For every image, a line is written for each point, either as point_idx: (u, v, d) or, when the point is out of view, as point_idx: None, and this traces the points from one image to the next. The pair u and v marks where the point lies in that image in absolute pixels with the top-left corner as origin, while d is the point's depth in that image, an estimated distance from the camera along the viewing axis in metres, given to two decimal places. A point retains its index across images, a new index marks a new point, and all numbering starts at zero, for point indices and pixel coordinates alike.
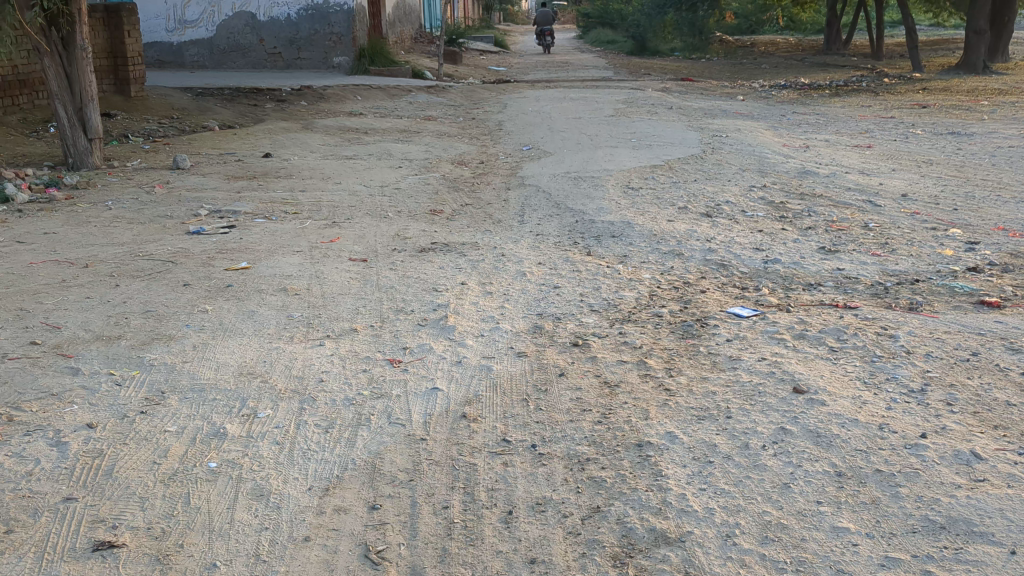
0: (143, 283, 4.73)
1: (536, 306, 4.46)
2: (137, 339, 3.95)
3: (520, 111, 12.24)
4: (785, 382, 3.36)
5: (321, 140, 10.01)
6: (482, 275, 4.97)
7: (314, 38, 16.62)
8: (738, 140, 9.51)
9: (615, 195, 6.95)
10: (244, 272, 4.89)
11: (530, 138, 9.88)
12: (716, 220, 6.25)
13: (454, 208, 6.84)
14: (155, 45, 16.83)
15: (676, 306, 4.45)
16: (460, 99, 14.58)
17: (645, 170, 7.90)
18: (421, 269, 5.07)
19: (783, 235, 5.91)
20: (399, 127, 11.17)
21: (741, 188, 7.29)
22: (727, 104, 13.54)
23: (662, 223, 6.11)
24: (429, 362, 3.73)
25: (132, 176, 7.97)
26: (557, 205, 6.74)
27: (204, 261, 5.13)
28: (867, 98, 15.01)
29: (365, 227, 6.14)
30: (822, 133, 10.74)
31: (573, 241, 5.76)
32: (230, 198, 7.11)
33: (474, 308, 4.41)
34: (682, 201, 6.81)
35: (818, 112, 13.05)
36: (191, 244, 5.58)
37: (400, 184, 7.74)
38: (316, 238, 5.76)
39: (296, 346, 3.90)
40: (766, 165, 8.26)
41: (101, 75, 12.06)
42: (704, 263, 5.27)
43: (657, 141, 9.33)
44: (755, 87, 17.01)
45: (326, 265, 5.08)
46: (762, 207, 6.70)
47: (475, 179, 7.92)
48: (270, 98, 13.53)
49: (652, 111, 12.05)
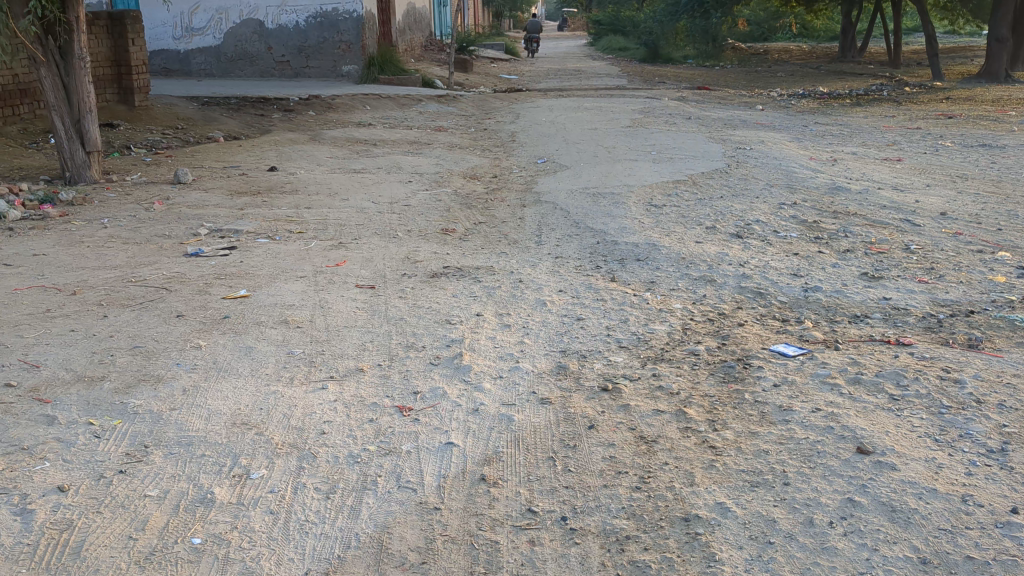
0: (134, 314, 4.37)
1: (559, 341, 4.09)
2: (122, 381, 3.59)
3: (534, 122, 11.89)
4: (846, 441, 2.98)
5: (329, 152, 9.66)
6: (498, 305, 4.60)
7: (323, 46, 16.30)
8: (763, 153, 9.13)
9: (638, 213, 6.57)
10: (243, 301, 4.53)
11: (546, 151, 9.52)
12: (747, 242, 5.87)
13: (468, 227, 6.48)
14: (161, 53, 16.57)
15: (712, 343, 4.07)
16: (472, 108, 14.23)
17: (668, 185, 7.52)
18: (433, 297, 4.70)
19: (821, 259, 5.51)
20: (408, 138, 10.82)
21: (770, 206, 6.92)
22: (748, 114, 13.16)
23: (690, 246, 5.72)
24: (443, 409, 3.35)
25: (131, 191, 7.63)
26: (576, 224, 6.37)
27: (200, 288, 4.77)
28: (890, 108, 14.59)
29: (373, 248, 5.79)
30: (848, 145, 10.35)
31: (595, 265, 5.39)
32: (232, 216, 6.76)
33: (491, 343, 4.03)
34: (708, 220, 6.43)
35: (842, 122, 12.64)
36: (188, 268, 5.22)
37: (410, 200, 7.38)
38: (321, 261, 5.40)
39: (296, 390, 3.53)
40: (794, 180, 7.87)
41: (105, 83, 11.75)
42: (739, 291, 4.89)
43: (679, 154, 8.95)
44: (774, 96, 16.62)
45: (331, 293, 4.71)
46: (794, 227, 6.32)
47: (489, 195, 7.56)
48: (278, 108, 13.21)
49: (671, 122, 11.68)
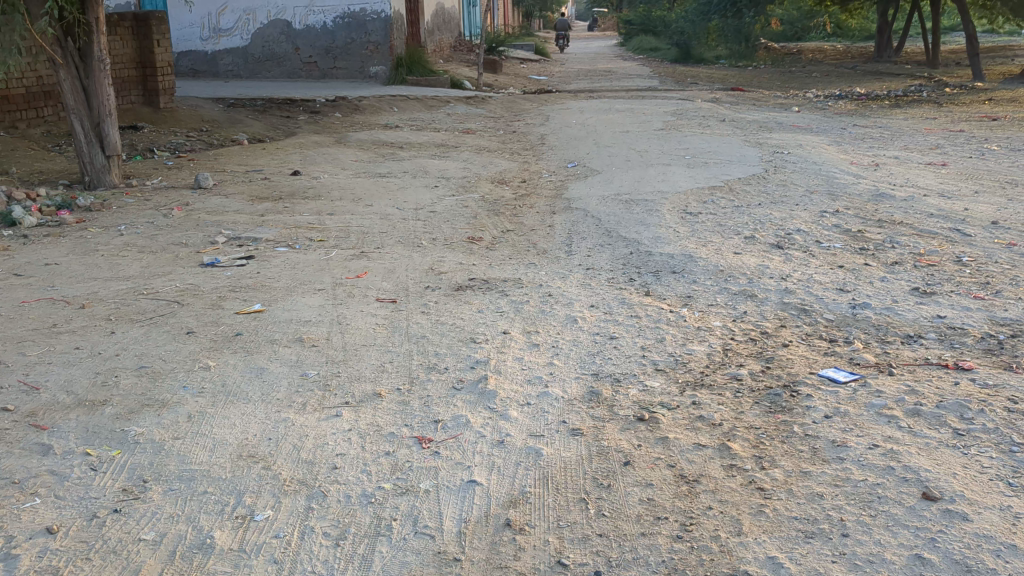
0: (143, 330, 4.16)
1: (591, 363, 3.82)
2: (125, 406, 3.38)
3: (564, 124, 11.62)
4: (910, 484, 2.69)
5: (353, 156, 9.45)
6: (526, 322, 4.34)
7: (350, 47, 16.08)
8: (802, 157, 8.80)
9: (673, 221, 6.29)
10: (257, 317, 4.31)
11: (575, 154, 9.25)
12: (788, 253, 5.56)
13: (495, 235, 6.23)
14: (189, 54, 16.52)
15: (756, 366, 3.79)
16: (501, 110, 13.99)
17: (703, 191, 7.22)
18: (457, 313, 4.44)
19: (868, 272, 5.20)
20: (435, 141, 10.59)
21: (811, 214, 6.61)
22: (784, 116, 12.80)
23: (729, 257, 5.43)
24: (465, 441, 3.09)
25: (150, 196, 7.45)
26: (608, 232, 6.11)
27: (213, 302, 4.56)
28: (931, 110, 14.15)
29: (396, 258, 5.55)
30: (889, 149, 9.98)
31: (628, 277, 5.11)
32: (252, 223, 6.56)
33: (518, 365, 3.77)
34: (746, 229, 6.13)
35: (882, 124, 12.26)
36: (203, 279, 5.02)
37: (435, 206, 7.14)
38: (341, 272, 5.16)
39: (307, 417, 3.29)
40: (835, 186, 7.54)
41: (130, 85, 11.64)
42: (782, 307, 4.59)
43: (714, 158, 8.64)
44: (810, 97, 16.24)
45: (350, 307, 4.48)
46: (838, 237, 6.00)
47: (517, 201, 7.30)
48: (304, 109, 13.04)
49: (705, 124, 11.36)
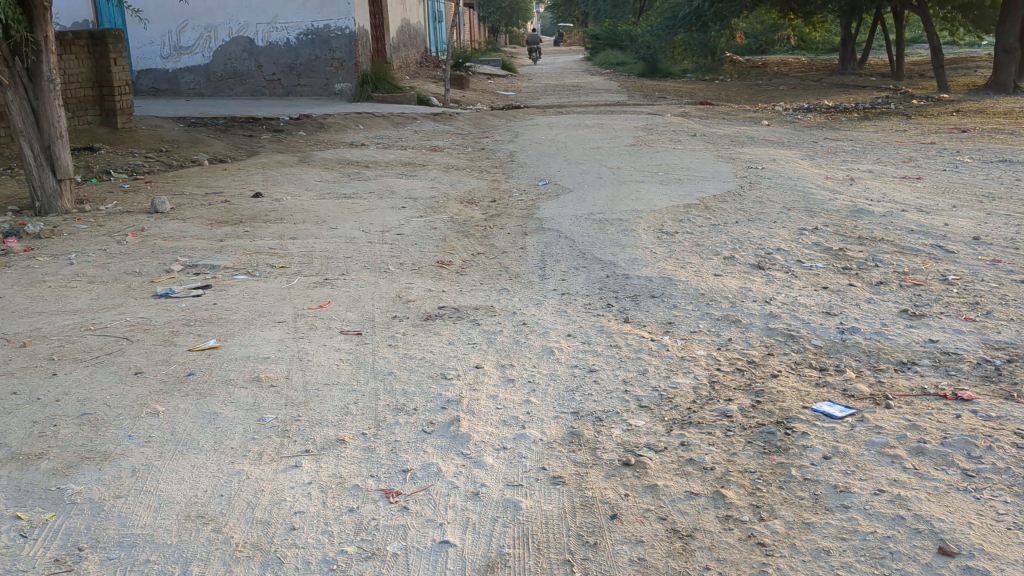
0: (87, 371, 3.86)
1: (570, 399, 3.57)
2: (63, 459, 3.08)
3: (533, 141, 11.42)
4: (924, 537, 2.47)
5: (318, 176, 9.17)
6: (500, 354, 4.08)
7: (314, 64, 15.75)
8: (777, 172, 8.64)
9: (649, 241, 6.07)
10: (211, 354, 4.02)
11: (546, 172, 9.04)
12: (770, 274, 5.37)
13: (465, 258, 5.98)
14: (149, 72, 16.17)
15: (746, 401, 3.56)
16: (469, 127, 13.78)
17: (679, 209, 7.02)
18: (426, 345, 4.18)
19: (853, 293, 5.01)
20: (402, 159, 10.33)
21: (790, 232, 6.44)
22: (754, 130, 12.69)
23: (709, 279, 5.22)
24: (436, 494, 2.84)
25: (104, 222, 7.12)
26: (582, 254, 5.88)
27: (165, 337, 4.27)
28: (900, 122, 14.12)
29: (361, 284, 5.28)
30: (863, 162, 9.87)
31: (606, 302, 4.89)
32: (210, 249, 6.26)
33: (492, 404, 3.52)
34: (725, 249, 5.93)
35: (853, 137, 12.18)
36: (156, 312, 4.72)
37: (403, 228, 6.88)
38: (303, 302, 4.88)
39: (264, 469, 3.02)
40: (812, 202, 7.39)
41: (86, 105, 11.28)
42: (768, 333, 4.38)
43: (688, 175, 8.46)
44: (779, 110, 16.16)
45: (312, 341, 4.20)
46: (820, 256, 5.82)
47: (488, 222, 7.06)
48: (267, 128, 12.73)
49: (676, 139, 11.21)
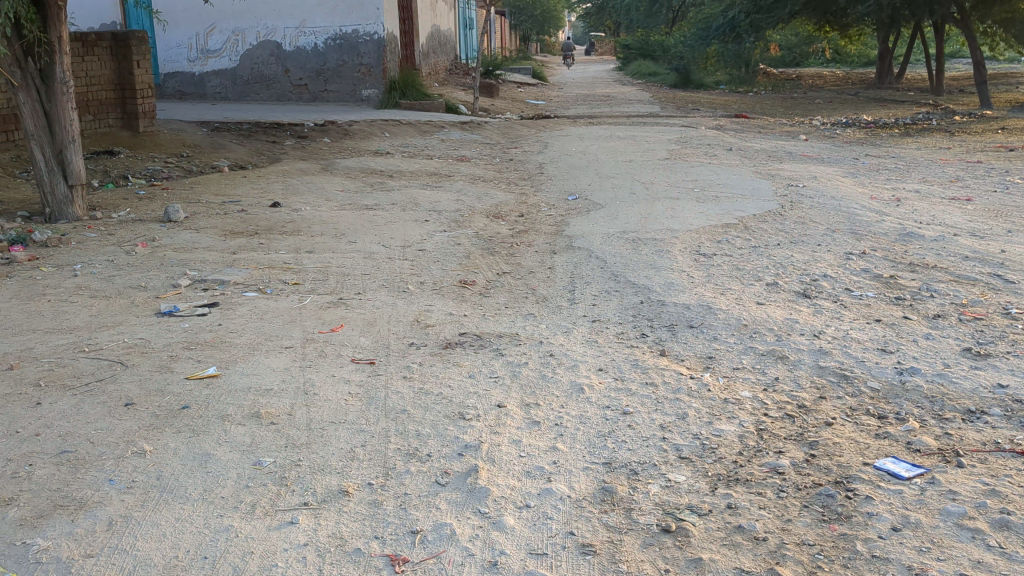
0: (74, 400, 3.55)
1: (601, 448, 3.21)
2: (33, 507, 2.77)
3: (563, 152, 11.08)
4: None
5: (340, 185, 8.87)
6: (525, 390, 3.73)
7: (342, 69, 15.51)
8: (818, 191, 8.24)
9: (685, 264, 5.70)
10: (210, 384, 3.70)
11: (576, 185, 8.69)
12: (817, 303, 4.97)
13: (489, 278, 5.64)
14: (176, 76, 16.01)
15: (798, 454, 3.18)
16: (496, 136, 13.46)
17: (716, 229, 6.64)
18: (444, 378, 3.83)
19: (909, 328, 4.61)
20: (428, 169, 10.02)
21: (836, 256, 6.05)
22: (792, 145, 12.28)
23: (752, 308, 4.83)
24: (449, 564, 2.49)
25: (115, 230, 6.86)
26: (613, 275, 5.53)
27: (163, 363, 3.96)
28: (943, 139, 13.63)
29: (378, 306, 4.96)
30: (908, 181, 9.43)
31: (640, 332, 4.52)
32: (222, 263, 5.97)
33: (514, 451, 3.16)
34: (768, 274, 5.54)
35: (894, 155, 11.73)
36: (157, 333, 4.42)
37: (424, 243, 6.56)
38: (315, 324, 4.56)
39: (256, 525, 2.69)
40: (858, 224, 6.99)
41: (108, 107, 11.08)
42: (819, 373, 3.99)
43: (725, 191, 8.08)
44: (816, 125, 15.72)
45: (320, 371, 3.87)
46: (870, 284, 5.42)
47: (514, 238, 6.72)
48: (291, 134, 12.49)
49: (711, 154, 10.82)
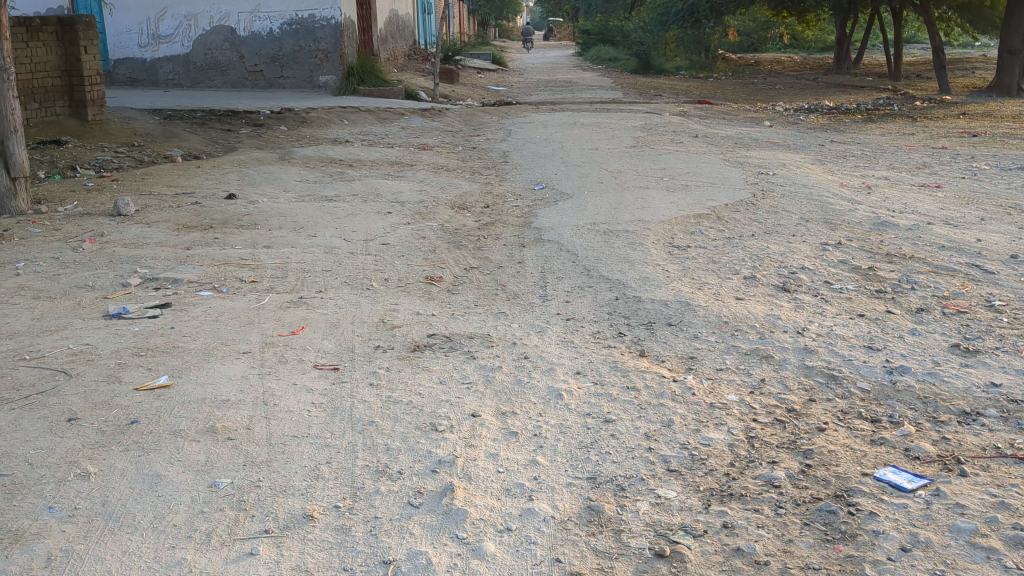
0: (10, 415, 3.26)
1: (584, 460, 3.01)
2: None
3: (527, 140, 10.86)
4: None
5: (298, 175, 8.57)
6: (500, 397, 3.51)
7: (298, 55, 15.13)
8: (789, 179, 8.10)
9: (660, 257, 5.52)
10: (161, 395, 3.43)
11: (542, 174, 8.47)
12: (797, 298, 4.81)
13: (456, 274, 5.42)
14: (127, 62, 15.47)
15: (793, 465, 3.01)
16: (458, 124, 13.19)
17: (689, 220, 6.46)
18: (414, 385, 3.60)
19: (894, 323, 4.47)
20: (389, 158, 9.73)
21: (812, 247, 5.90)
22: (757, 131, 12.18)
23: (732, 304, 4.65)
24: None
25: (60, 225, 6.50)
26: (586, 270, 5.33)
27: (110, 371, 3.68)
28: (906, 125, 13.61)
29: (341, 304, 4.71)
30: (876, 168, 9.34)
31: (617, 331, 4.33)
32: (175, 259, 5.66)
33: (491, 467, 2.95)
34: (744, 267, 5.38)
35: (860, 140, 11.67)
36: (104, 337, 4.13)
37: (388, 236, 6.31)
38: (274, 326, 4.30)
39: (212, 557, 2.45)
40: (831, 213, 6.86)
41: (54, 95, 10.61)
42: (805, 373, 3.82)
43: (695, 180, 7.91)
44: (780, 110, 15.65)
45: (281, 379, 3.61)
46: (849, 276, 5.27)
47: (481, 230, 6.50)
48: (247, 122, 12.11)
49: (677, 141, 10.66)
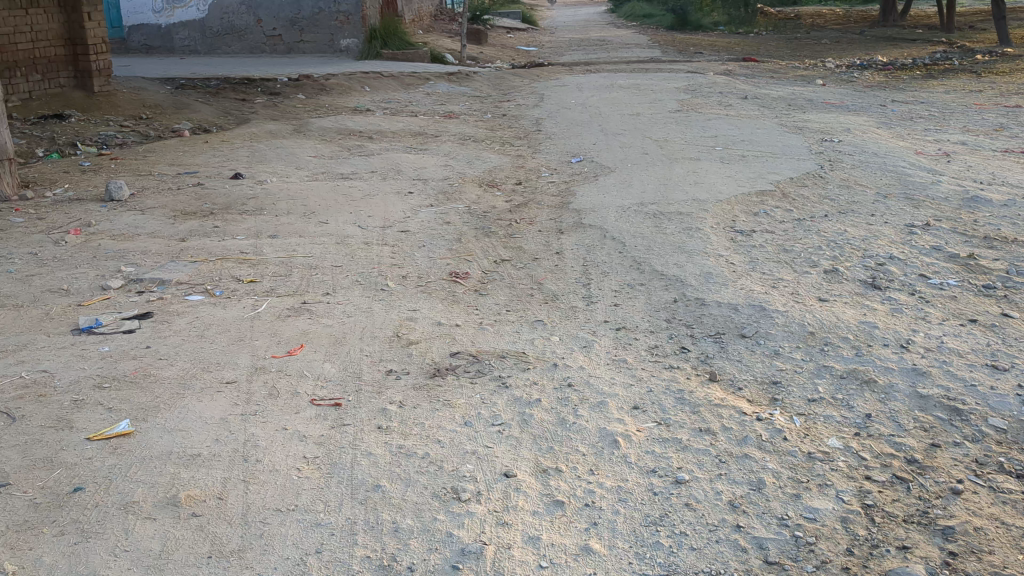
0: None
1: (654, 548, 2.29)
2: None
3: (562, 105, 10.05)
4: None
5: (313, 149, 7.86)
6: (540, 446, 2.78)
7: (318, 18, 14.35)
8: (857, 147, 7.24)
9: (722, 246, 4.75)
10: (118, 447, 2.75)
11: (580, 145, 7.68)
12: (891, 298, 4.03)
13: (486, 268, 4.69)
14: (141, 28, 14.76)
15: (932, 553, 2.27)
16: (488, 88, 12.37)
17: (751, 198, 5.66)
18: (432, 428, 2.89)
19: (1016, 330, 3.67)
20: (412, 128, 8.97)
21: (897, 230, 5.08)
22: (811, 91, 11.24)
23: (815, 308, 3.88)
24: None
25: (46, 213, 5.84)
26: (635, 263, 4.57)
27: (63, 413, 2.99)
28: (971, 81, 12.55)
29: (350, 312, 4.00)
30: (949, 131, 8.42)
31: (679, 345, 3.58)
32: (166, 254, 4.98)
33: (530, 561, 2.24)
34: (823, 257, 4.59)
35: (924, 99, 10.69)
36: (67, 362, 3.45)
37: (409, 221, 5.59)
38: (269, 343, 3.60)
39: None
40: (911, 187, 6.01)
41: (58, 65, 9.95)
42: (921, 405, 3.06)
43: (753, 150, 7.07)
44: (830, 67, 14.63)
45: (268, 423, 2.91)
46: (947, 268, 4.46)
47: (514, 213, 5.75)
48: (262, 91, 11.39)
49: (725, 103, 9.78)
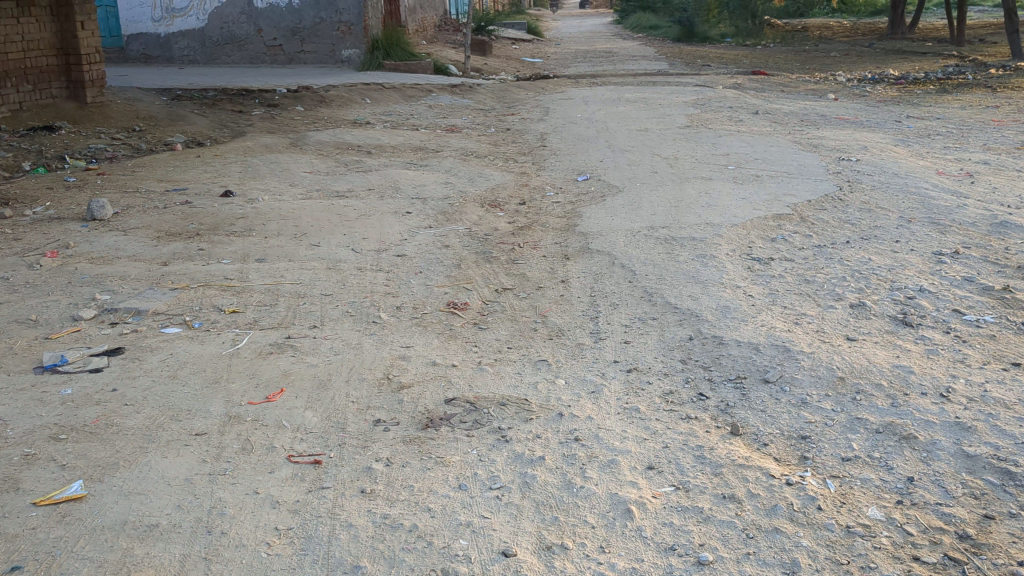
0: None
1: None
2: None
3: (567, 119, 9.76)
4: None
5: (309, 165, 7.56)
6: (543, 516, 2.46)
7: (320, 28, 14.09)
8: (875, 166, 6.92)
9: (739, 276, 4.43)
10: (67, 515, 2.44)
11: (586, 162, 7.38)
12: (925, 338, 3.71)
13: (487, 298, 4.38)
14: (140, 38, 14.51)
15: None
16: (491, 101, 12.09)
17: (767, 223, 5.35)
18: (423, 493, 2.57)
19: None
20: (412, 143, 8.68)
21: (924, 258, 4.76)
22: (823, 106, 10.94)
23: (844, 348, 3.56)
24: None
25: (24, 233, 5.54)
26: (647, 294, 4.26)
27: (9, 471, 2.67)
28: (988, 96, 12.23)
29: (338, 349, 3.69)
30: (970, 149, 8.10)
31: (697, 392, 3.26)
32: (145, 280, 4.68)
33: None
34: (849, 289, 4.27)
35: (941, 115, 10.38)
36: (24, 407, 3.13)
37: (406, 244, 5.28)
38: (247, 386, 3.29)
39: None
40: (936, 211, 5.70)
41: (50, 76, 9.67)
42: (970, 467, 2.73)
43: (767, 169, 6.76)
44: (842, 81, 14.35)
45: (239, 485, 2.60)
46: (982, 302, 4.13)
47: (517, 236, 5.45)
48: (260, 102, 11.11)
49: (736, 119, 9.48)
